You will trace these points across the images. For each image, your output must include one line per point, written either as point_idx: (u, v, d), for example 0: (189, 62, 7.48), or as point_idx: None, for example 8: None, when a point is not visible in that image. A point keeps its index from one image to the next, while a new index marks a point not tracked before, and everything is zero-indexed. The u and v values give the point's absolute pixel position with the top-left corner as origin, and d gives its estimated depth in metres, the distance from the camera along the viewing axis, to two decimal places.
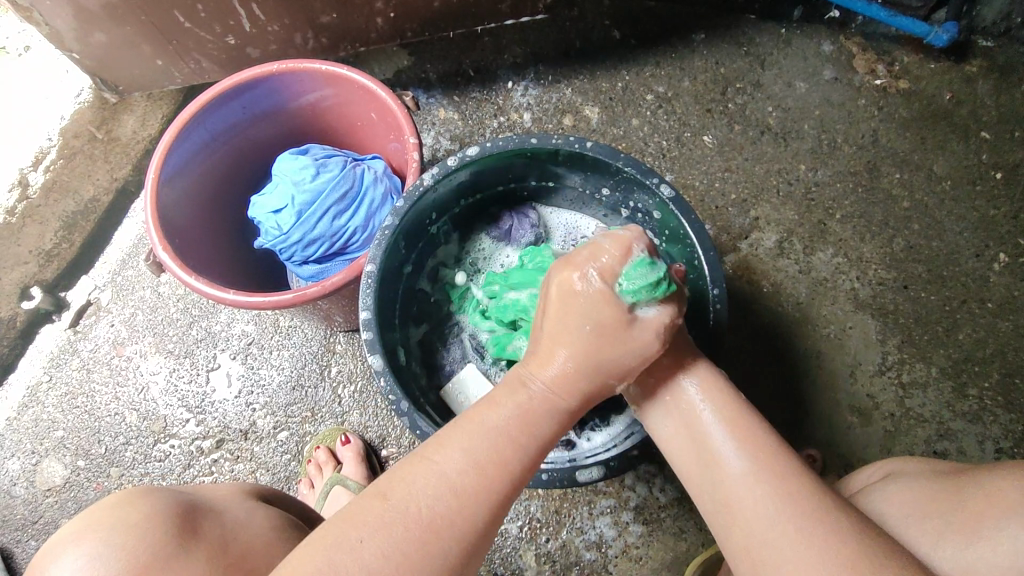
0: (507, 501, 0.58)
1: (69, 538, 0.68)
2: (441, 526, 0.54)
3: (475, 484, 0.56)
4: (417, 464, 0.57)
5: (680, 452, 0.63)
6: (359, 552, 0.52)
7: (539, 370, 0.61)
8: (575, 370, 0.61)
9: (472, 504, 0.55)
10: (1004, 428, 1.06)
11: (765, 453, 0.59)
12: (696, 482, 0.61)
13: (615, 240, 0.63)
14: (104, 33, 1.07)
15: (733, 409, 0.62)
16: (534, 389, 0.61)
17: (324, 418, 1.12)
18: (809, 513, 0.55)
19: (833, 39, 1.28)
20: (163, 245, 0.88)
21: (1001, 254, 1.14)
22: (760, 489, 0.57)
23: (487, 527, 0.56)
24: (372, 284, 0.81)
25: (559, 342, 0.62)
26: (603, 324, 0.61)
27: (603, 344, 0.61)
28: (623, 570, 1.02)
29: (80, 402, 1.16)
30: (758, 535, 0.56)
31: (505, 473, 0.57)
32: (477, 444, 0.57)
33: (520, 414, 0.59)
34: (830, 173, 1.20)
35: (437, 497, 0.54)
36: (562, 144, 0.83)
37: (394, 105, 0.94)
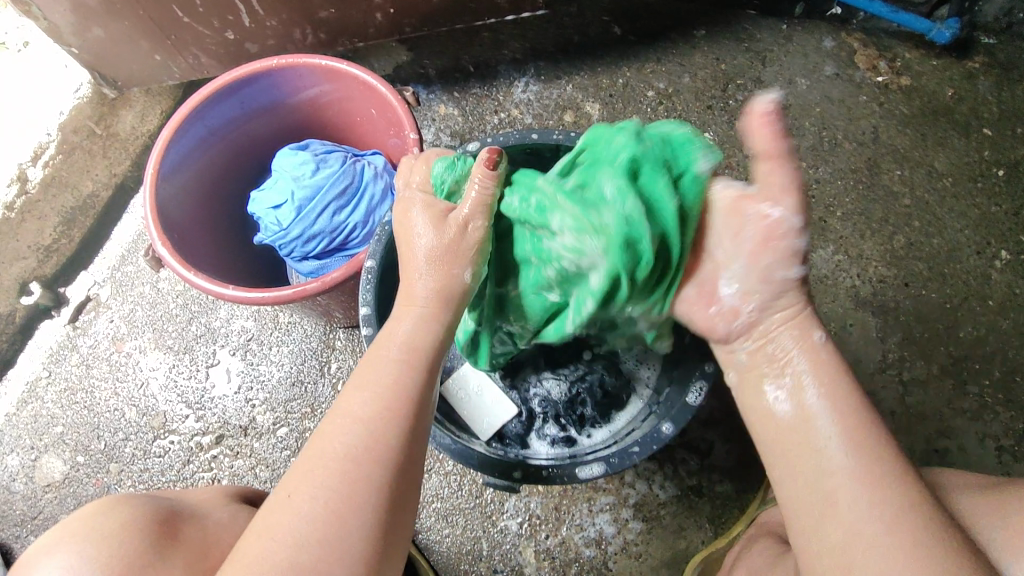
0: (414, 418, 0.60)
1: (44, 547, 0.67)
2: (356, 457, 0.56)
3: (379, 412, 0.58)
4: (328, 418, 0.60)
5: (778, 442, 0.62)
6: (292, 502, 0.54)
7: (409, 296, 0.65)
8: (432, 280, 0.65)
9: (379, 429, 0.57)
10: (1005, 425, 1.06)
11: (870, 450, 0.57)
12: (790, 465, 0.60)
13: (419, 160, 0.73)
14: (104, 28, 1.07)
15: (825, 370, 0.63)
16: (415, 311, 0.65)
17: (324, 415, 1.12)
18: (912, 511, 0.53)
19: (834, 36, 1.27)
20: (162, 240, 0.88)
21: (1003, 251, 1.14)
22: (864, 489, 0.55)
23: (409, 449, 0.58)
24: (372, 280, 0.82)
25: (413, 266, 0.66)
26: (438, 225, 0.66)
27: (435, 245, 0.66)
28: (623, 566, 1.02)
29: (79, 397, 1.16)
30: (856, 529, 0.54)
31: (402, 394, 0.60)
32: (375, 378, 0.61)
33: (403, 342, 0.63)
34: (831, 170, 1.19)
35: (347, 434, 0.57)
36: (563, 139, 0.84)
37: (394, 99, 0.93)
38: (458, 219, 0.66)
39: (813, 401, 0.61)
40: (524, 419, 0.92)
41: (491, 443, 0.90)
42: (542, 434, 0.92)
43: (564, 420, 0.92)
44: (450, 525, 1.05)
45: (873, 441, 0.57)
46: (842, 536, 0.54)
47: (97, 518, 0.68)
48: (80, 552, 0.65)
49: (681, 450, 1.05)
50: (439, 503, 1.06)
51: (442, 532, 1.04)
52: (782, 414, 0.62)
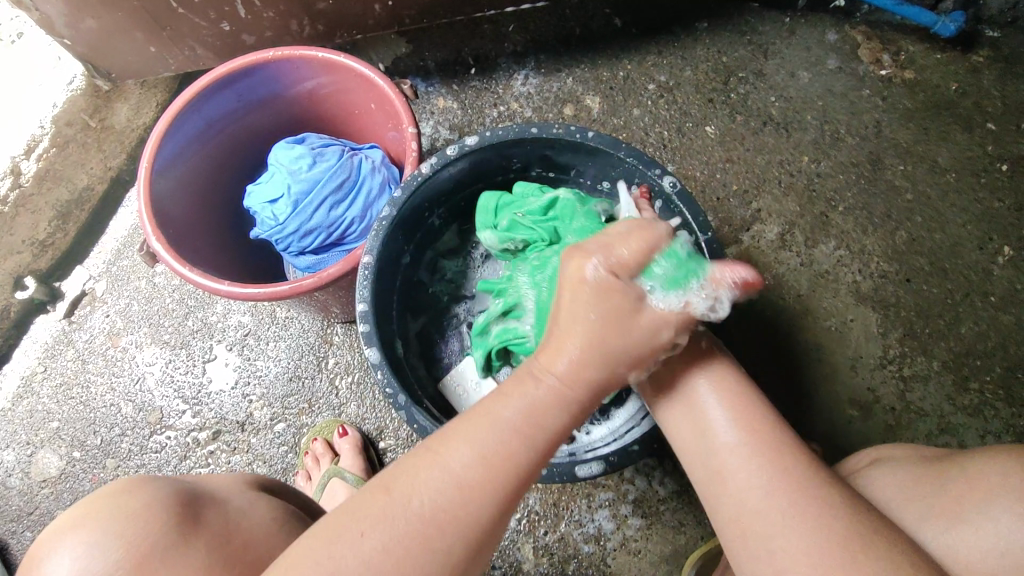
0: (513, 498, 0.55)
1: (64, 526, 0.66)
2: (443, 523, 0.51)
3: (480, 480, 0.53)
4: (423, 457, 0.54)
5: (677, 430, 0.63)
6: (359, 548, 0.50)
7: (548, 364, 0.57)
8: (581, 362, 0.57)
9: (477, 500, 0.52)
10: (1005, 422, 1.05)
11: (758, 428, 0.59)
12: (689, 458, 0.61)
13: (638, 231, 0.61)
14: (97, 19, 1.05)
15: (722, 373, 0.63)
16: (548, 382, 0.56)
17: (321, 410, 1.11)
18: (799, 484, 0.55)
19: (838, 29, 1.26)
20: (157, 235, 0.86)
21: (1005, 247, 1.13)
22: (755, 463, 0.57)
23: (495, 524, 0.54)
24: (369, 275, 0.80)
25: (568, 337, 0.57)
26: (612, 314, 0.57)
27: (606, 333, 0.57)
28: (622, 563, 1.02)
29: (74, 392, 1.16)
30: (749, 505, 0.56)
31: (510, 467, 0.54)
32: (484, 440, 0.54)
33: (528, 409, 0.55)
34: (833, 165, 1.18)
35: (438, 493, 0.52)
36: (563, 134, 0.83)
37: (393, 93, 0.92)
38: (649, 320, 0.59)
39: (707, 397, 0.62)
40: None
41: None
42: None
43: None
44: None
45: (763, 425, 0.59)
46: (740, 515, 0.56)
47: (123, 497, 0.67)
48: (102, 532, 0.64)
49: None
50: None
51: None
52: (682, 410, 0.63)
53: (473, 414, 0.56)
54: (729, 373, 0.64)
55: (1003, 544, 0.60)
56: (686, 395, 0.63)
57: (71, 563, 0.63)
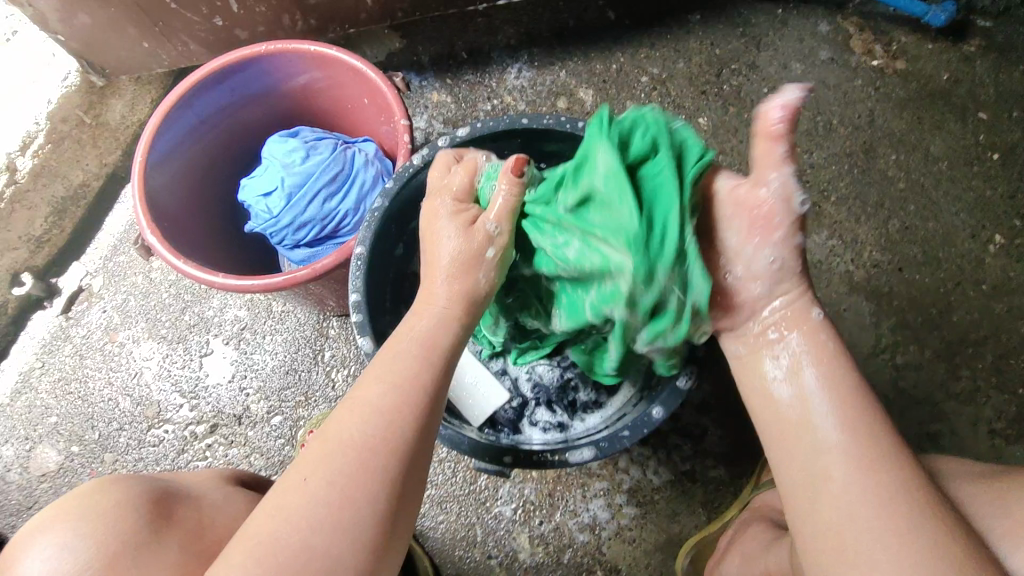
0: (431, 413, 0.60)
1: (35, 527, 0.67)
2: (372, 447, 0.56)
3: (395, 405, 0.59)
4: (342, 408, 0.60)
5: (777, 414, 0.63)
6: (304, 488, 0.54)
7: (428, 296, 0.67)
8: (450, 284, 0.67)
9: (398, 421, 0.58)
10: (997, 409, 1.06)
11: (867, 429, 0.58)
12: (787, 449, 0.61)
13: (462, 167, 0.73)
14: (90, 14, 1.06)
15: (828, 359, 0.62)
16: (438, 309, 0.66)
17: (318, 402, 1.12)
18: (890, 488, 0.54)
19: (830, 20, 1.26)
20: (152, 228, 0.87)
21: (997, 236, 1.14)
22: (858, 467, 0.56)
23: (424, 439, 0.59)
24: (361, 266, 0.81)
25: (437, 268, 0.68)
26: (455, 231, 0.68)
27: (460, 252, 0.67)
28: (617, 551, 1.02)
29: (73, 387, 1.16)
30: (846, 510, 0.55)
31: (419, 388, 0.60)
32: (392, 374, 0.61)
33: (420, 337, 0.64)
34: (826, 156, 1.19)
35: (362, 422, 0.57)
36: (553, 124, 0.84)
37: (384, 85, 0.93)
38: (485, 227, 0.68)
39: (815, 388, 0.61)
40: (517, 404, 0.91)
41: (483, 429, 0.88)
42: (534, 421, 0.91)
43: (556, 406, 0.92)
44: (444, 512, 1.05)
45: (870, 428, 0.58)
46: (837, 516, 0.55)
47: (93, 496, 0.68)
48: (72, 531, 0.65)
49: (674, 436, 1.06)
50: (434, 490, 1.06)
51: (436, 518, 1.05)
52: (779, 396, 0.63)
53: (378, 360, 0.63)
54: (834, 358, 0.62)
55: None
56: (787, 374, 0.63)
57: (42, 564, 0.63)
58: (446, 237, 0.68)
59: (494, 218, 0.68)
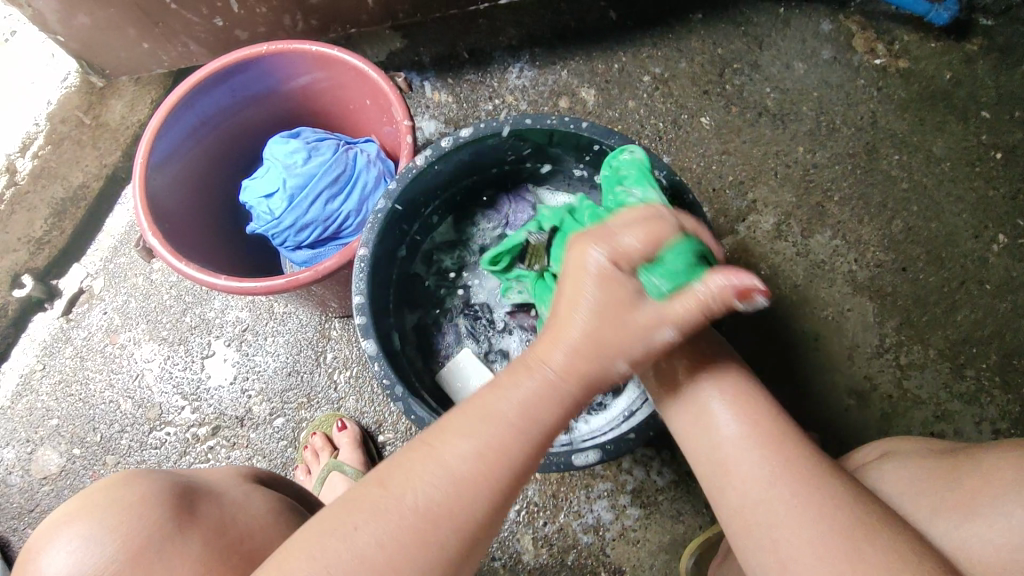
0: (505, 495, 0.55)
1: (60, 519, 0.67)
2: (437, 520, 0.52)
3: (473, 479, 0.53)
4: (416, 452, 0.55)
5: (680, 414, 0.64)
6: (353, 540, 0.51)
7: (546, 355, 0.57)
8: (576, 359, 0.56)
9: (469, 496, 0.53)
10: (1002, 408, 1.06)
11: (757, 414, 0.61)
12: (691, 444, 0.63)
13: (650, 229, 0.58)
14: (90, 16, 1.05)
15: (716, 365, 0.64)
16: (540, 374, 0.56)
17: (320, 404, 1.12)
18: (799, 475, 0.56)
19: (832, 19, 1.26)
20: (153, 229, 0.87)
21: (1000, 235, 1.13)
22: (753, 454, 0.58)
23: (491, 519, 0.55)
24: (365, 268, 0.80)
25: (564, 329, 0.57)
26: (611, 308, 0.56)
27: (603, 324, 0.56)
28: (621, 553, 1.02)
29: (74, 389, 1.16)
30: (752, 496, 0.57)
31: (502, 466, 0.54)
32: (481, 437, 0.55)
33: (521, 403, 0.56)
34: (829, 155, 1.18)
35: (433, 487, 0.53)
36: (557, 125, 0.83)
37: (386, 86, 0.92)
38: (647, 320, 0.56)
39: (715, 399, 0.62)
40: None
41: None
42: None
43: None
44: None
45: (766, 416, 0.60)
46: (744, 500, 0.57)
47: (119, 490, 0.68)
48: (98, 525, 0.65)
49: None
50: None
51: None
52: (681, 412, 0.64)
53: (470, 408, 0.57)
54: (722, 366, 0.64)
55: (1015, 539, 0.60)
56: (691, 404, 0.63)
57: (68, 556, 0.64)
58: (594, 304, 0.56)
59: (674, 324, 0.56)
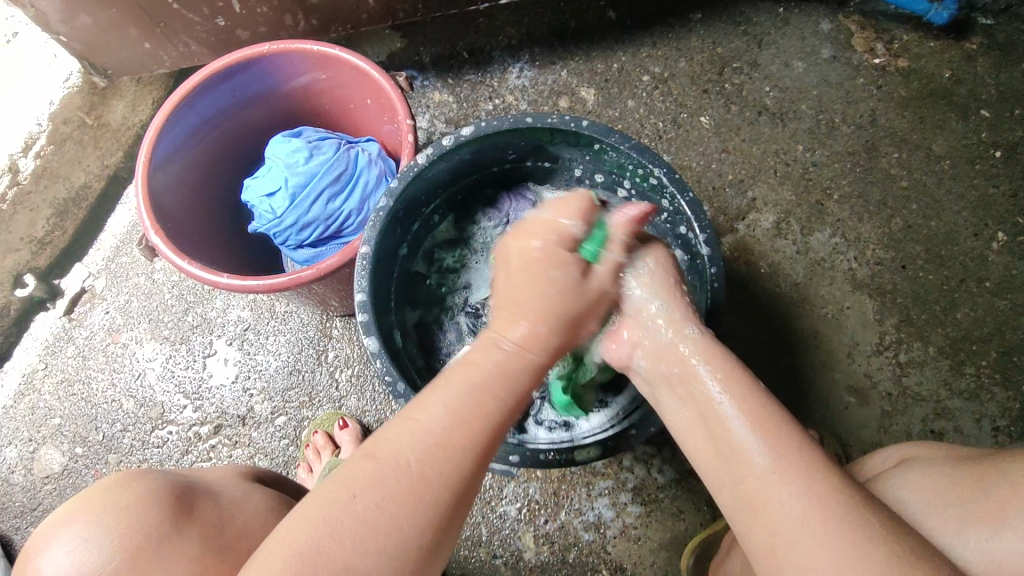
0: (487, 454, 0.58)
1: (56, 521, 0.67)
2: (432, 479, 0.54)
3: (460, 439, 0.56)
4: (402, 425, 0.56)
5: (703, 444, 0.61)
6: (352, 507, 0.52)
7: (505, 329, 0.63)
8: (538, 322, 0.63)
9: (459, 455, 0.55)
10: (1001, 406, 1.06)
11: (786, 443, 0.57)
12: (715, 474, 0.60)
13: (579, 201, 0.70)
14: (92, 15, 1.06)
15: (716, 354, 0.65)
16: (505, 345, 0.62)
17: (322, 403, 1.12)
18: (835, 509, 0.52)
19: (832, 18, 1.26)
20: (156, 228, 0.87)
21: (1000, 233, 1.14)
22: (784, 486, 0.55)
23: (476, 477, 0.57)
24: (367, 266, 0.80)
25: (520, 302, 0.63)
26: (562, 283, 0.64)
27: (563, 296, 0.64)
28: (622, 550, 1.02)
29: (76, 388, 1.16)
30: (783, 532, 0.53)
31: (485, 426, 0.58)
32: (460, 403, 0.58)
33: (497, 368, 0.60)
34: (829, 153, 1.19)
35: (425, 452, 0.55)
36: (558, 123, 0.83)
37: (387, 85, 0.93)
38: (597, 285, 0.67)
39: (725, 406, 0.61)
40: None
41: None
42: (539, 420, 0.91)
43: None
44: None
45: (790, 439, 0.57)
46: (773, 538, 0.54)
47: (117, 490, 0.68)
48: (94, 524, 0.65)
49: None
50: None
51: None
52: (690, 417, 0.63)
53: (448, 378, 0.60)
54: (725, 357, 0.65)
55: None
56: (690, 399, 0.64)
57: (66, 556, 0.63)
58: (552, 279, 0.64)
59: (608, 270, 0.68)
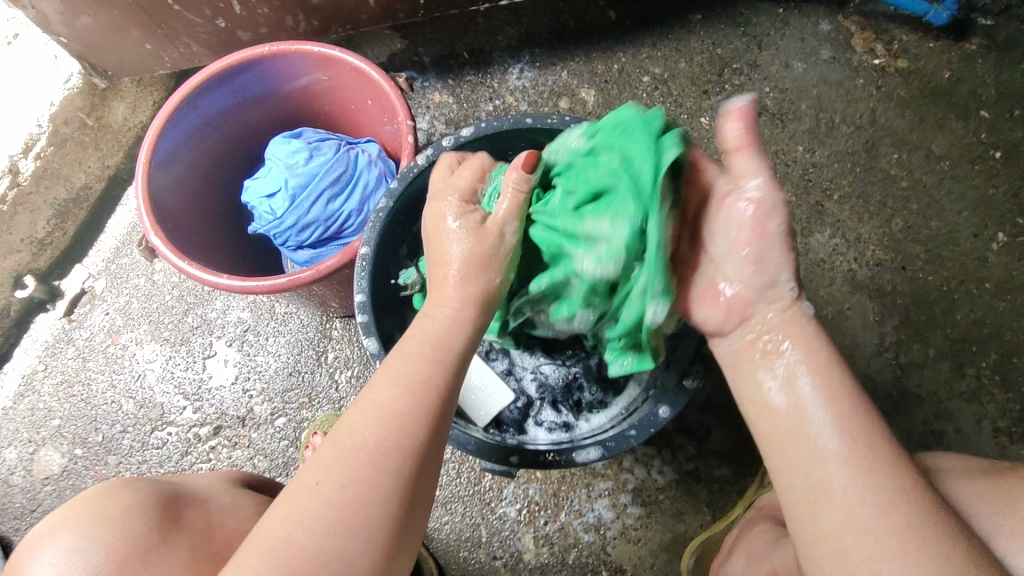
0: (440, 420, 0.60)
1: (44, 533, 0.67)
2: (388, 450, 0.55)
3: (409, 408, 0.58)
4: (354, 410, 0.59)
5: (772, 424, 0.59)
6: (318, 491, 0.53)
7: (441, 296, 0.67)
8: (464, 283, 0.67)
9: (412, 424, 0.58)
10: (1002, 407, 1.06)
11: (865, 435, 0.55)
12: (782, 458, 0.58)
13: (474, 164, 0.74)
14: (92, 16, 1.06)
15: (811, 341, 0.60)
16: (445, 309, 0.66)
17: (321, 404, 1.12)
18: (911, 505, 0.51)
19: (831, 19, 1.26)
20: (156, 229, 0.87)
21: (1000, 234, 1.14)
22: (860, 477, 0.53)
23: (434, 444, 0.59)
24: (367, 267, 0.81)
25: (446, 260, 0.68)
26: (473, 236, 0.68)
27: (470, 246, 0.68)
28: (622, 551, 1.02)
29: (76, 390, 1.16)
30: (855, 521, 0.52)
31: (432, 392, 0.60)
32: (404, 375, 0.61)
33: (432, 338, 0.64)
34: (829, 154, 1.19)
35: (377, 427, 0.57)
36: (558, 124, 0.83)
37: (387, 85, 0.92)
38: (496, 223, 0.69)
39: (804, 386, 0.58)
40: (521, 405, 0.91)
41: (488, 429, 0.88)
42: (539, 421, 0.91)
43: (561, 406, 0.92)
44: (449, 512, 1.05)
45: (873, 432, 0.55)
46: (839, 525, 0.52)
47: (104, 501, 0.68)
48: (81, 536, 0.65)
49: (678, 436, 1.06)
50: (438, 491, 1.06)
51: (441, 519, 1.05)
52: (775, 402, 0.59)
53: (393, 358, 0.63)
54: (817, 340, 0.61)
55: None
56: (781, 379, 0.60)
57: (52, 568, 0.63)
58: (455, 237, 0.68)
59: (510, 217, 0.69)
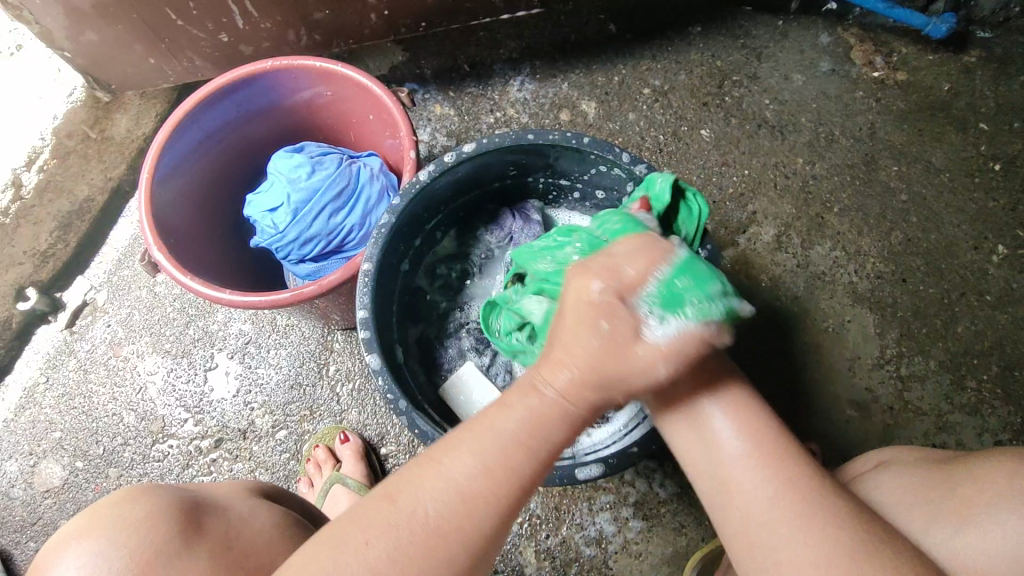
0: (513, 508, 0.53)
1: (68, 538, 0.67)
2: (446, 529, 0.50)
3: (483, 491, 0.51)
4: (423, 469, 0.53)
5: (681, 431, 0.59)
6: (364, 555, 0.49)
7: (549, 376, 0.54)
8: (586, 386, 0.53)
9: (479, 509, 0.51)
10: (1003, 420, 1.06)
11: (760, 430, 0.56)
12: (694, 462, 0.58)
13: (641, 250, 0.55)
14: (97, 32, 1.06)
15: (745, 408, 0.57)
16: (548, 398, 0.53)
17: (323, 417, 1.12)
18: (805, 494, 0.53)
19: (831, 32, 1.27)
20: (159, 245, 0.87)
21: (1000, 246, 1.14)
22: (757, 471, 0.54)
23: (498, 533, 0.53)
24: (369, 282, 0.80)
25: (569, 357, 0.53)
26: (610, 343, 0.52)
27: (607, 359, 0.52)
28: (623, 566, 1.02)
29: (78, 402, 1.16)
30: (757, 517, 0.53)
31: (512, 479, 0.52)
32: (484, 451, 0.52)
33: (530, 420, 0.53)
34: (828, 166, 1.19)
35: (442, 503, 0.51)
36: (559, 140, 0.83)
37: (389, 101, 0.93)
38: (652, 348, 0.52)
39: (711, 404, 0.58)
40: None
41: None
42: None
43: None
44: None
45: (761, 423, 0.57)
46: (744, 521, 0.54)
47: (127, 505, 0.69)
48: (104, 541, 0.65)
49: None
50: None
51: None
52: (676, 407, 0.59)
53: (477, 422, 0.54)
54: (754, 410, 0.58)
55: (1011, 548, 0.59)
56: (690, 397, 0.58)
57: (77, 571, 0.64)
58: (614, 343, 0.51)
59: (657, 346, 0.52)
